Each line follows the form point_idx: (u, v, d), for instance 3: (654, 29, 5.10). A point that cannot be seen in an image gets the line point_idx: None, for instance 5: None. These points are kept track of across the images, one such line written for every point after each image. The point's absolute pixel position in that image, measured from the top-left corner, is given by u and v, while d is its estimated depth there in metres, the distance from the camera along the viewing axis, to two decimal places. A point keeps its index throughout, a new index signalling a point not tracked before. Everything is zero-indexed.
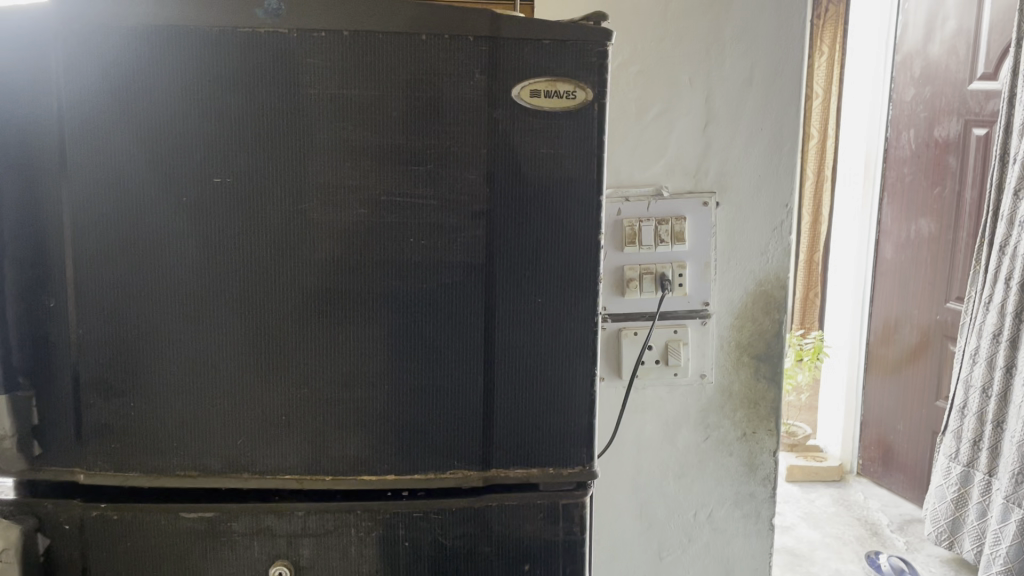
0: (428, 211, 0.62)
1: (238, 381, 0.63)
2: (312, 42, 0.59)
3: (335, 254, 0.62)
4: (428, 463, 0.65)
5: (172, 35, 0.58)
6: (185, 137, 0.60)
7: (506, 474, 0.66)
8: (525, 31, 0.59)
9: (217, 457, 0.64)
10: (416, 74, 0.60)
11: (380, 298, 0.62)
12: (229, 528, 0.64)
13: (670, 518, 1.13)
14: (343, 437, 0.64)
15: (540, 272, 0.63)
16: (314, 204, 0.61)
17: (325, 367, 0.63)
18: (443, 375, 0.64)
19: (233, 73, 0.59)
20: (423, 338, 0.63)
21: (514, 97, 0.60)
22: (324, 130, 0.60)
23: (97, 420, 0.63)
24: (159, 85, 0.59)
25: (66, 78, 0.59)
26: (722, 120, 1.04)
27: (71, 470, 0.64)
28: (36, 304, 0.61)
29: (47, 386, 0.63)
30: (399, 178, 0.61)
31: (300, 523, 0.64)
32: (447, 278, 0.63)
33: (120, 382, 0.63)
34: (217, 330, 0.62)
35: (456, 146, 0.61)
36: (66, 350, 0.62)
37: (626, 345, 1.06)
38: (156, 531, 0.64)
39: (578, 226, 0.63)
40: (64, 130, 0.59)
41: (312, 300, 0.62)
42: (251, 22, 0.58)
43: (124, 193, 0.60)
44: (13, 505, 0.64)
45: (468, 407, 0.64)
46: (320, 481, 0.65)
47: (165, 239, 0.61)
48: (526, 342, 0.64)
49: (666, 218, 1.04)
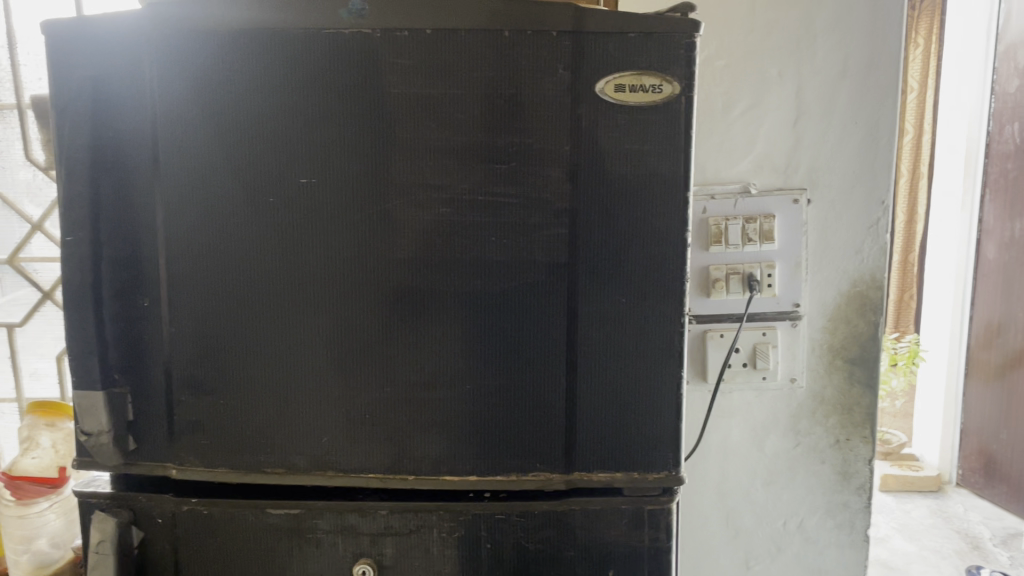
0: (512, 210, 0.61)
1: (322, 380, 0.64)
2: (396, 41, 0.59)
3: (416, 254, 0.61)
4: (510, 464, 0.64)
5: (257, 37, 0.59)
6: (271, 137, 0.60)
7: (590, 477, 0.64)
8: (610, 24, 0.57)
9: (304, 455, 0.65)
10: (498, 71, 0.59)
11: (462, 297, 0.62)
12: (315, 525, 0.65)
13: (759, 526, 1.10)
14: (424, 436, 0.64)
15: (624, 273, 0.62)
16: (397, 204, 0.61)
17: (406, 367, 0.63)
18: (524, 376, 0.63)
19: (317, 74, 0.59)
20: (504, 339, 0.62)
21: (598, 92, 0.59)
22: (408, 129, 0.60)
23: (188, 417, 0.65)
24: (247, 87, 0.60)
25: (158, 82, 0.60)
26: (814, 114, 1.00)
27: (164, 465, 0.66)
28: (130, 304, 0.63)
29: (142, 382, 0.64)
30: (484, 175, 0.60)
31: (383, 522, 0.65)
32: (528, 278, 0.62)
33: (210, 378, 0.64)
34: (300, 330, 0.63)
35: (539, 144, 0.60)
36: (157, 348, 0.64)
37: (712, 348, 1.04)
38: (244, 527, 0.66)
39: (665, 224, 0.61)
40: (156, 132, 0.61)
41: (395, 301, 0.62)
42: (336, 23, 0.59)
43: (212, 196, 0.62)
44: (110, 500, 0.66)
45: (550, 410, 0.63)
46: (404, 481, 0.65)
47: (250, 238, 0.62)
48: (609, 343, 0.62)
49: (754, 217, 1.01)
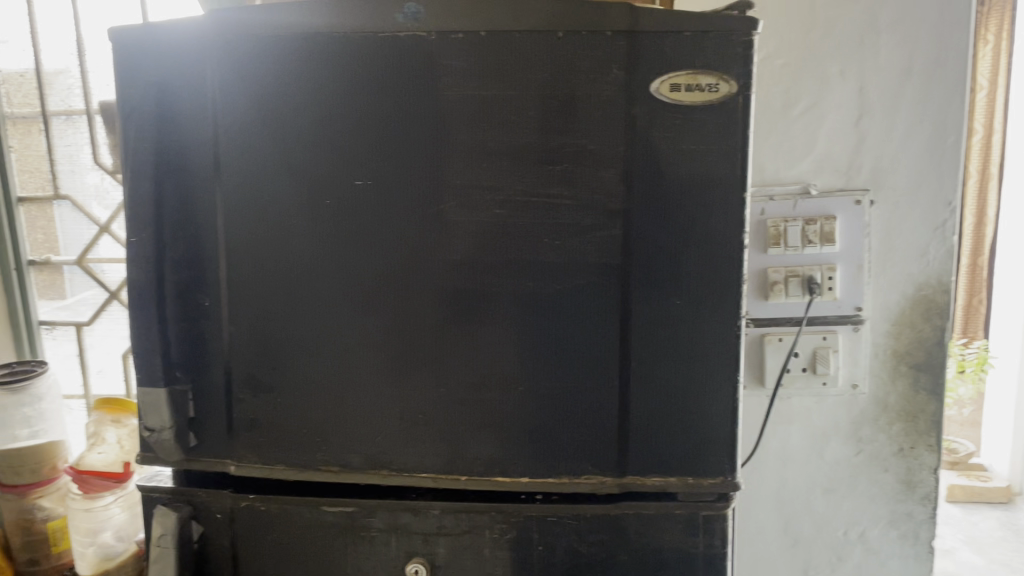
0: (565, 211, 0.60)
1: (376, 379, 0.64)
2: (450, 43, 0.59)
3: (471, 256, 0.62)
4: (562, 468, 0.64)
5: (314, 41, 0.60)
6: (326, 139, 0.61)
7: (644, 482, 0.63)
8: (666, 23, 0.57)
9: (357, 454, 0.66)
10: (553, 72, 0.59)
11: (514, 299, 0.62)
12: (369, 523, 0.66)
13: (818, 535, 1.07)
14: (476, 437, 0.64)
15: (679, 275, 0.61)
16: (450, 206, 0.61)
17: (459, 368, 0.63)
18: (576, 378, 0.62)
19: (373, 76, 0.60)
20: (556, 341, 0.62)
21: (653, 92, 0.58)
22: (462, 130, 0.60)
23: (247, 415, 0.66)
24: (304, 90, 0.61)
25: (219, 86, 0.62)
26: (877, 112, 0.97)
27: (223, 461, 0.67)
28: (192, 304, 0.65)
29: (203, 380, 0.66)
30: (538, 177, 0.60)
31: (435, 522, 0.65)
32: (581, 280, 0.61)
33: (267, 376, 0.65)
34: (355, 330, 0.64)
35: (593, 144, 0.59)
36: (218, 346, 0.66)
37: (769, 352, 1.02)
38: (300, 523, 0.67)
39: (721, 226, 0.60)
40: (217, 136, 0.62)
41: (447, 301, 0.62)
42: (392, 26, 0.59)
43: (270, 197, 0.63)
44: (171, 494, 0.68)
45: (603, 413, 0.63)
46: (456, 481, 0.65)
47: (306, 238, 0.63)
48: (663, 345, 0.62)
49: (814, 218, 0.99)
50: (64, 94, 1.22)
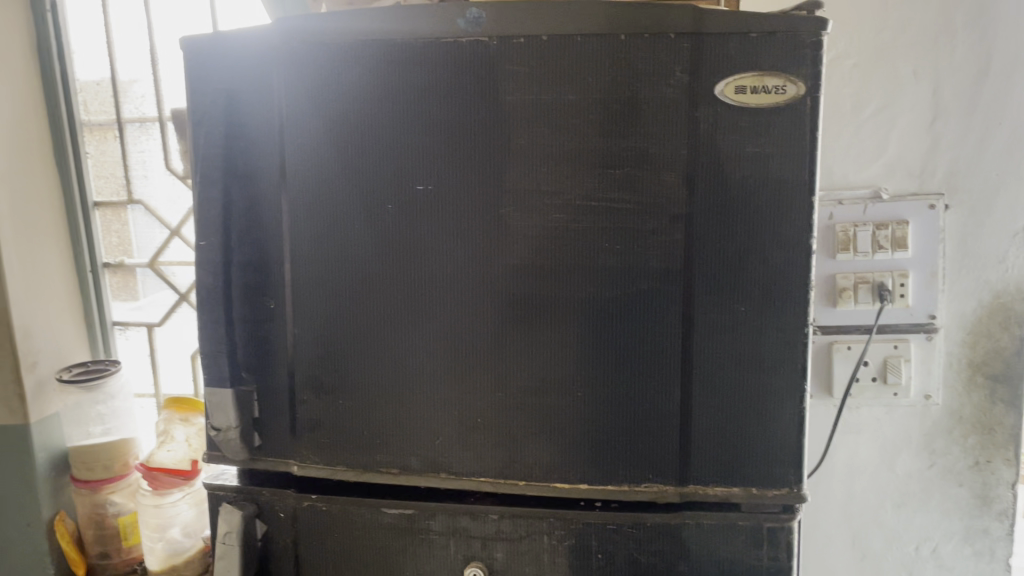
0: (627, 215, 0.60)
1: (436, 382, 0.64)
2: (512, 48, 0.59)
3: (531, 260, 0.61)
4: (623, 475, 0.63)
5: (378, 48, 0.61)
6: (389, 144, 0.62)
7: (705, 491, 0.62)
8: (731, 24, 0.56)
9: (418, 456, 0.66)
10: (615, 75, 0.58)
11: (575, 303, 0.61)
12: (428, 526, 0.67)
13: (888, 550, 1.04)
14: (535, 442, 0.64)
15: (743, 281, 0.59)
16: (510, 210, 0.61)
17: (519, 372, 0.63)
18: (637, 386, 0.61)
19: (435, 82, 0.60)
20: (617, 347, 0.61)
21: (717, 94, 0.57)
22: (522, 135, 0.60)
23: (310, 416, 0.67)
24: (368, 96, 0.62)
25: (286, 93, 0.63)
26: (952, 114, 0.93)
27: (287, 461, 0.69)
28: (258, 306, 0.67)
29: (267, 381, 0.68)
30: (599, 181, 0.60)
31: (494, 526, 0.65)
32: (642, 285, 0.60)
33: (330, 378, 0.66)
34: (415, 333, 0.64)
35: (655, 148, 0.58)
36: (283, 348, 0.67)
37: (838, 360, 0.99)
38: (361, 524, 0.68)
39: (787, 230, 0.58)
40: (283, 142, 0.64)
41: (507, 306, 0.62)
42: (454, 32, 0.59)
43: (333, 202, 0.64)
44: (236, 493, 0.70)
45: (664, 420, 0.62)
46: (515, 486, 0.65)
47: (368, 242, 0.64)
48: (726, 353, 0.60)
49: (885, 223, 0.96)
50: (138, 102, 1.26)
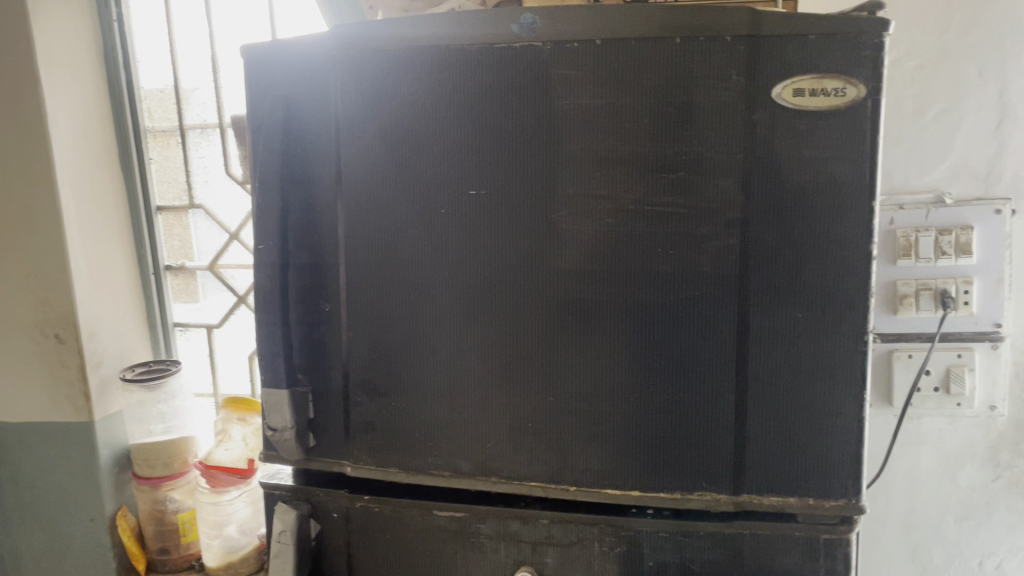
0: (681, 220, 0.59)
1: (487, 386, 0.65)
2: (565, 52, 0.59)
3: (584, 265, 0.61)
4: (675, 482, 0.62)
5: (433, 54, 0.61)
6: (443, 149, 0.62)
7: (760, 501, 0.61)
8: (789, 27, 0.55)
9: (468, 459, 0.67)
10: (669, 79, 0.58)
11: (628, 308, 0.61)
12: (478, 529, 0.67)
13: (950, 565, 1.01)
14: (586, 448, 0.64)
15: (800, 286, 0.58)
16: (562, 214, 0.61)
17: (570, 378, 0.63)
18: (691, 393, 0.61)
19: (489, 87, 0.61)
20: (670, 353, 0.61)
21: (774, 97, 0.56)
22: (575, 139, 0.60)
23: (363, 417, 0.69)
24: (422, 102, 0.62)
25: (342, 100, 0.64)
26: (1021, 116, 0.90)
27: (340, 462, 0.70)
28: (313, 309, 0.68)
29: (322, 382, 0.69)
30: (652, 185, 0.59)
31: (544, 531, 0.65)
32: (697, 291, 0.60)
33: (383, 380, 0.67)
34: (466, 337, 0.64)
35: (710, 152, 0.58)
36: (337, 350, 0.68)
37: (898, 369, 0.97)
38: (413, 526, 0.68)
39: (847, 235, 0.57)
40: (339, 147, 0.65)
41: (559, 311, 0.62)
42: (508, 37, 0.59)
43: (387, 207, 0.64)
44: (291, 492, 0.71)
45: (717, 427, 0.61)
46: (566, 491, 0.65)
47: (421, 246, 0.64)
48: (782, 361, 0.59)
49: (949, 228, 0.93)
50: (200, 109, 1.29)
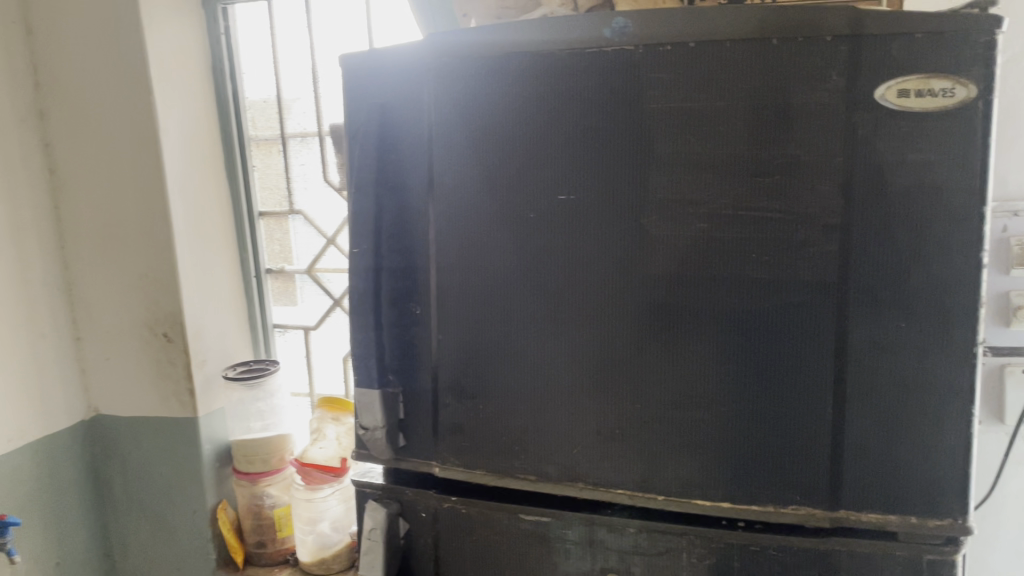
0: (777, 225, 0.58)
1: (574, 392, 0.65)
2: (658, 55, 0.58)
3: (675, 270, 0.60)
4: (767, 495, 0.61)
5: (525, 60, 0.62)
6: (532, 154, 0.63)
7: (857, 517, 0.59)
8: (894, 25, 0.53)
9: (555, 464, 0.67)
10: (765, 81, 0.56)
11: (719, 315, 0.60)
12: (564, 535, 0.67)
13: None
14: (674, 457, 0.63)
15: (903, 295, 0.56)
16: (652, 219, 0.60)
17: (658, 385, 0.62)
18: (784, 402, 0.59)
19: (580, 92, 0.61)
20: (763, 360, 0.59)
21: (877, 98, 0.54)
22: (666, 143, 0.59)
23: (452, 419, 0.70)
24: (512, 108, 0.63)
25: (435, 106, 0.65)
26: None
27: (429, 462, 0.71)
28: (404, 311, 0.69)
29: (413, 383, 0.71)
30: (746, 190, 0.58)
31: (632, 539, 0.65)
32: (791, 297, 0.58)
33: (471, 383, 0.68)
34: (554, 342, 0.64)
35: (807, 155, 0.56)
36: (427, 353, 0.69)
37: (1011, 385, 0.91)
38: (500, 529, 0.69)
39: (955, 241, 0.55)
40: (431, 153, 0.66)
41: (647, 317, 0.62)
42: (600, 41, 0.59)
43: (477, 212, 0.65)
44: (382, 490, 0.73)
45: (813, 440, 0.59)
46: (653, 500, 0.64)
47: (509, 251, 0.65)
48: (883, 372, 0.57)
49: None
50: (300, 118, 1.33)
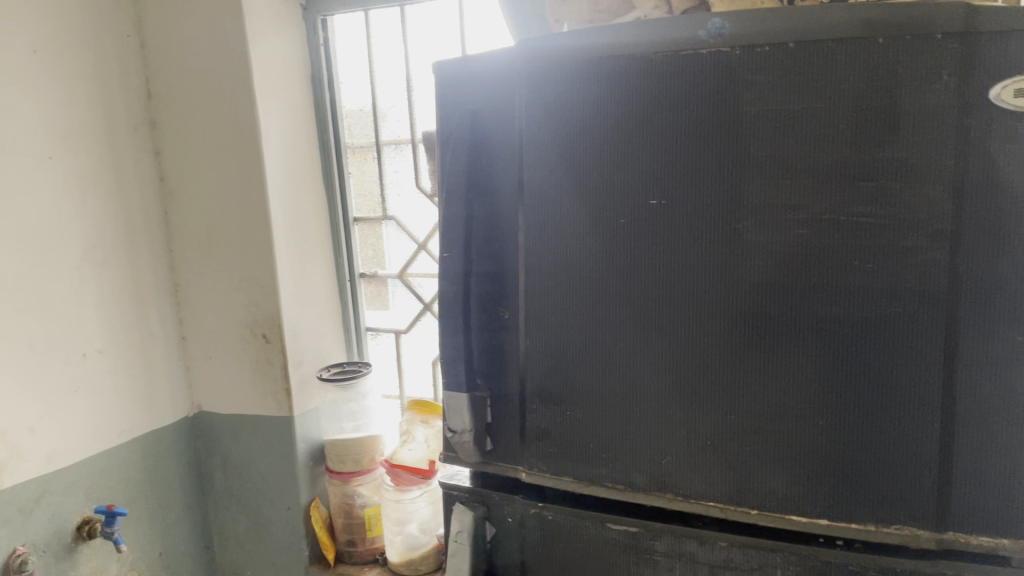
0: (880, 232, 0.55)
1: (664, 401, 0.63)
2: (755, 57, 0.57)
3: (771, 278, 0.59)
4: (867, 512, 0.58)
5: (618, 63, 0.61)
6: (623, 159, 0.62)
7: (967, 541, 0.56)
8: (1013, 21, 0.50)
9: (644, 474, 0.66)
10: (870, 81, 0.54)
11: (817, 325, 0.58)
12: (652, 546, 0.66)
13: None
14: (768, 471, 0.61)
15: (1019, 306, 0.53)
16: (748, 225, 0.59)
17: (753, 395, 0.60)
18: (888, 418, 0.56)
19: (673, 94, 0.59)
20: (866, 372, 0.57)
21: (991, 98, 0.51)
22: (763, 147, 0.57)
23: (540, 425, 0.69)
24: (604, 112, 0.62)
25: (526, 111, 0.65)
26: None
27: (516, 467, 0.72)
28: (493, 315, 0.70)
29: (500, 387, 0.71)
30: (846, 194, 0.56)
31: (723, 554, 0.63)
32: (896, 306, 0.55)
33: (559, 389, 0.68)
34: (643, 349, 0.64)
35: (915, 158, 0.54)
36: (515, 358, 0.70)
37: None
38: (586, 538, 0.68)
39: None
40: (522, 159, 0.66)
41: (743, 325, 0.60)
42: (696, 43, 0.58)
43: (567, 217, 0.65)
44: (469, 494, 0.74)
45: (918, 457, 0.56)
46: (745, 514, 0.62)
47: (599, 257, 0.64)
48: (996, 388, 0.54)
49: None
50: (395, 126, 1.35)
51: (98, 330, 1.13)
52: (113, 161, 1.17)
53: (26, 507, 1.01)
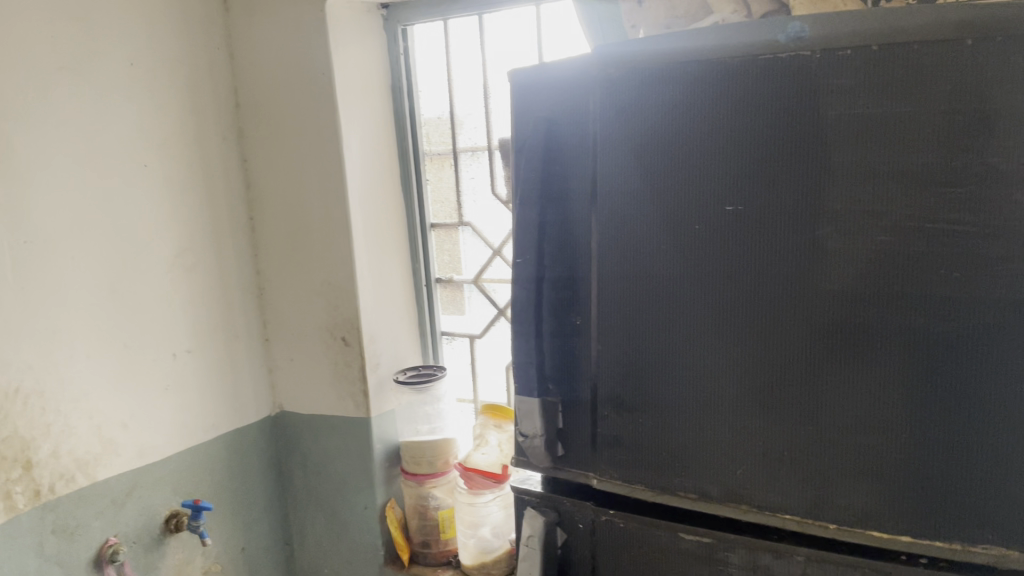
0: (967, 240, 0.53)
1: (739, 411, 0.62)
2: (837, 60, 0.55)
3: (851, 286, 0.57)
4: (952, 530, 0.56)
5: (692, 69, 0.61)
6: (697, 165, 0.62)
7: None
8: None
9: (718, 485, 0.65)
10: (959, 84, 0.52)
11: (900, 336, 0.56)
12: (727, 557, 0.65)
13: None
14: (847, 485, 0.59)
15: None
16: (828, 232, 0.57)
17: (831, 407, 0.59)
18: (977, 433, 0.54)
19: (750, 99, 0.59)
20: (951, 385, 0.55)
21: None
22: (845, 152, 0.56)
23: (611, 432, 0.69)
24: (678, 118, 0.62)
25: (600, 118, 0.65)
26: None
27: (587, 473, 0.72)
28: (564, 321, 0.71)
29: (571, 392, 0.71)
30: (932, 201, 0.54)
31: (799, 568, 0.62)
32: (985, 317, 0.53)
33: (631, 396, 0.68)
34: (718, 358, 0.63)
35: (1007, 163, 0.51)
36: (587, 364, 0.70)
37: None
38: (659, 547, 0.68)
39: None
40: (596, 166, 0.66)
41: (822, 335, 0.59)
42: (775, 47, 0.57)
43: (640, 224, 0.65)
44: (541, 499, 0.75)
45: (1007, 474, 0.54)
46: (824, 528, 0.60)
47: (673, 264, 0.64)
48: None
49: None
50: (471, 133, 1.36)
51: (187, 331, 1.18)
52: (203, 169, 1.22)
53: (119, 499, 1.06)
